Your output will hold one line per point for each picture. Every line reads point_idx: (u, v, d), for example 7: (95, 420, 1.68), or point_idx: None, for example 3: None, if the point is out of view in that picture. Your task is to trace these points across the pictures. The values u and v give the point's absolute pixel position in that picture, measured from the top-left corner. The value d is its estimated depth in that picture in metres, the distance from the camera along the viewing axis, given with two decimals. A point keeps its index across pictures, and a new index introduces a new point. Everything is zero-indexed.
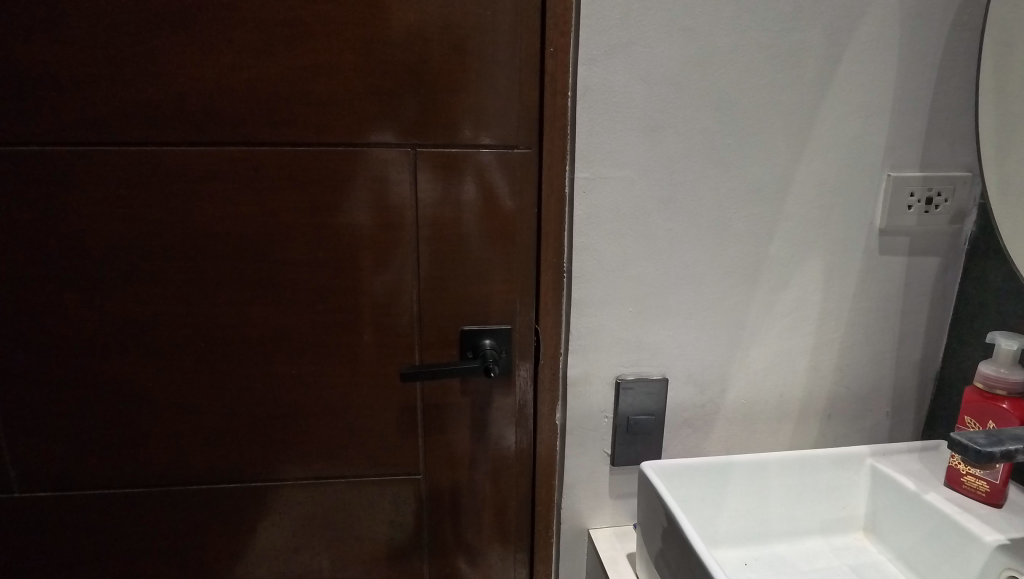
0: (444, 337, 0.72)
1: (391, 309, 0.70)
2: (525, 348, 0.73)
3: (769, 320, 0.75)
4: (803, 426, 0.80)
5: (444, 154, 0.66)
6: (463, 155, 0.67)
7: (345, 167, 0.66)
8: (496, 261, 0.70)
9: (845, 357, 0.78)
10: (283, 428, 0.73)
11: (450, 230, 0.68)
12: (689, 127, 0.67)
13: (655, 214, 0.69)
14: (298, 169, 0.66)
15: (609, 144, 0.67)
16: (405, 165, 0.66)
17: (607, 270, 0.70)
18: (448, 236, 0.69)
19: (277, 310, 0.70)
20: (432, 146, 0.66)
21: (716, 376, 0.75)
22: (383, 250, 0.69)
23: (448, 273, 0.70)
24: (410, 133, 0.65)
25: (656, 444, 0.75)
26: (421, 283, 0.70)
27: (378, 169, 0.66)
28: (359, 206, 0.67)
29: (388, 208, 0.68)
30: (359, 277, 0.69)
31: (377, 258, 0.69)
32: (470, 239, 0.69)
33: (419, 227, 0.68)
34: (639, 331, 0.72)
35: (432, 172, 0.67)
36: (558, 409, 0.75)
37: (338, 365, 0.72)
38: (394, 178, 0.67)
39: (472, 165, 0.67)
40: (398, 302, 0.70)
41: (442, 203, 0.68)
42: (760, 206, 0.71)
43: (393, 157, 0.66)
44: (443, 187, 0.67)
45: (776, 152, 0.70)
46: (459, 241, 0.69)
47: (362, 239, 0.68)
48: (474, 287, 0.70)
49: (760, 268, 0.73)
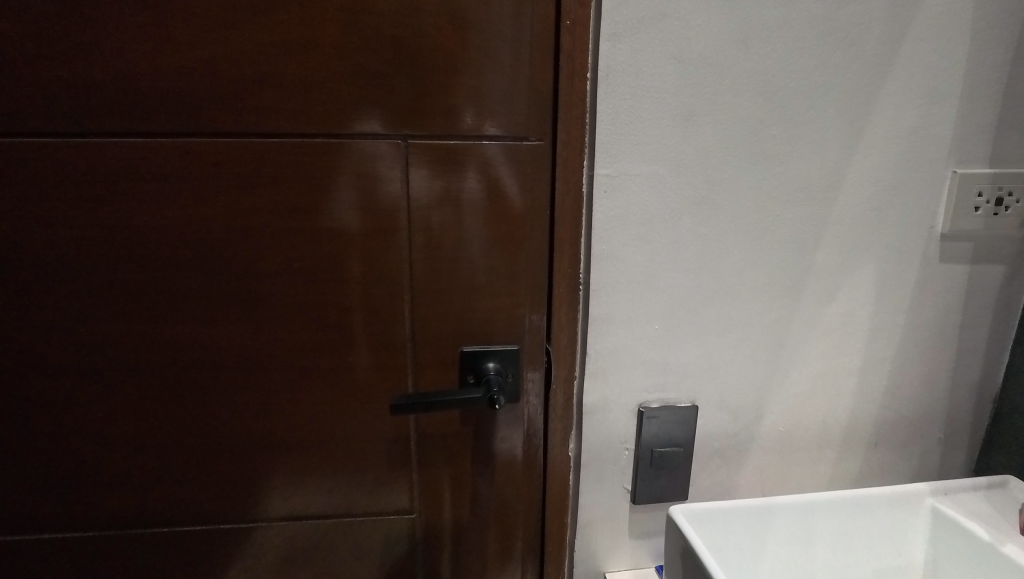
0: (442, 359, 0.62)
1: (380, 325, 0.61)
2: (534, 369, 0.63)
3: (813, 337, 0.65)
4: (846, 455, 0.71)
5: (443, 147, 0.56)
6: (464, 147, 0.57)
7: (326, 161, 0.56)
8: (502, 271, 0.60)
9: (895, 379, 0.69)
10: (256, 462, 0.64)
11: (451, 235, 0.59)
12: (729, 115, 0.57)
13: (685, 218, 0.59)
14: (269, 164, 0.56)
15: (635, 135, 0.57)
16: (399, 158, 0.56)
17: (630, 282, 0.60)
18: (448, 241, 0.59)
19: (247, 328, 0.60)
20: (428, 136, 0.56)
21: (751, 402, 0.66)
22: (373, 258, 0.59)
23: (446, 285, 0.60)
24: (400, 121, 0.55)
25: (683, 479, 0.66)
26: (417, 297, 0.60)
27: (369, 162, 0.56)
28: (346, 206, 0.57)
29: (377, 209, 0.58)
30: (344, 290, 0.60)
31: (365, 267, 0.59)
32: (471, 245, 0.59)
33: (415, 231, 0.58)
34: (666, 351, 0.63)
35: (430, 166, 0.57)
36: (572, 439, 0.65)
37: (320, 390, 0.62)
38: (387, 173, 0.57)
39: (475, 159, 0.57)
40: (389, 318, 0.61)
41: (442, 203, 0.58)
42: (806, 207, 0.61)
43: (386, 149, 0.56)
44: (442, 184, 0.57)
45: (828, 145, 0.60)
46: (460, 247, 0.59)
47: (349, 245, 0.58)
48: (477, 300, 0.61)
49: (804, 279, 0.63)
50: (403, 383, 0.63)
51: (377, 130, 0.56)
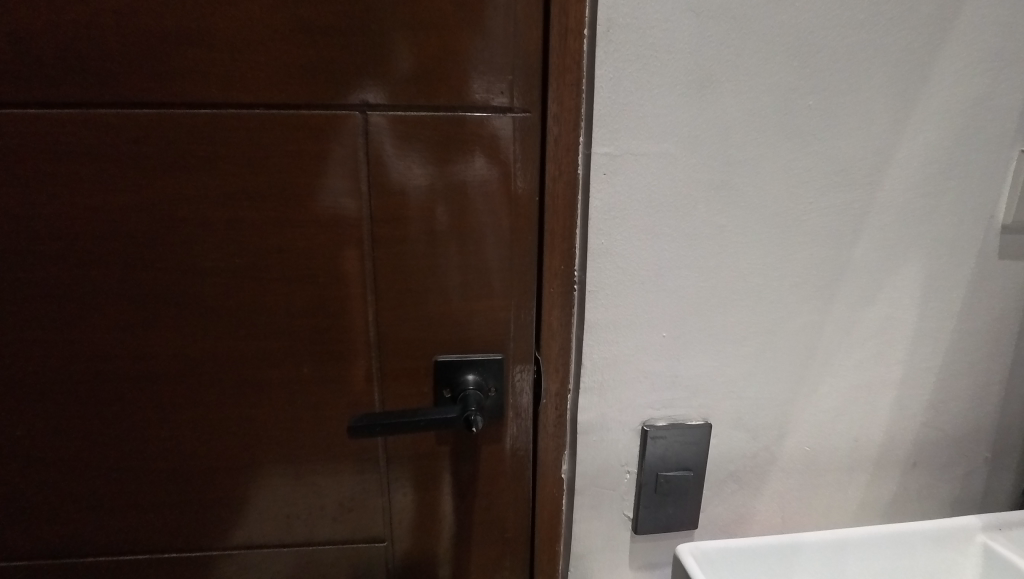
0: (414, 370, 0.53)
1: (352, 333, 0.52)
2: (522, 382, 0.54)
3: (847, 346, 0.56)
4: (878, 478, 0.62)
5: (439, 123, 0.47)
6: (460, 123, 0.47)
7: (285, 138, 0.47)
8: (494, 269, 0.51)
9: (939, 393, 0.60)
10: (201, 486, 0.55)
11: (448, 229, 0.50)
12: (756, 83, 0.47)
13: (703, 206, 0.50)
14: (224, 142, 0.47)
15: (640, 107, 0.47)
16: (393, 137, 0.47)
17: (635, 282, 0.51)
18: (448, 236, 0.50)
19: (187, 335, 0.51)
20: (416, 109, 0.47)
21: (773, 419, 0.57)
22: (352, 256, 0.50)
23: (431, 286, 0.51)
24: (357, 89, 0.46)
25: (692, 506, 0.58)
26: (405, 300, 0.51)
27: (364, 141, 0.47)
28: (322, 193, 0.48)
29: (354, 196, 0.49)
30: (316, 292, 0.51)
31: (342, 266, 0.50)
32: (462, 240, 0.50)
33: (405, 224, 0.49)
34: (675, 362, 0.54)
35: (430, 147, 0.48)
36: (565, 461, 0.57)
37: (273, 406, 0.54)
38: (380, 155, 0.48)
39: (468, 136, 0.48)
40: (367, 325, 0.52)
41: (440, 192, 0.49)
42: (847, 194, 0.52)
43: (379, 124, 0.47)
44: (442, 168, 0.48)
45: (875, 119, 0.50)
46: (454, 243, 0.50)
47: (327, 239, 0.50)
48: (466, 304, 0.52)
49: (840, 279, 0.54)
50: (369, 398, 0.54)
51: (328, 100, 0.46)
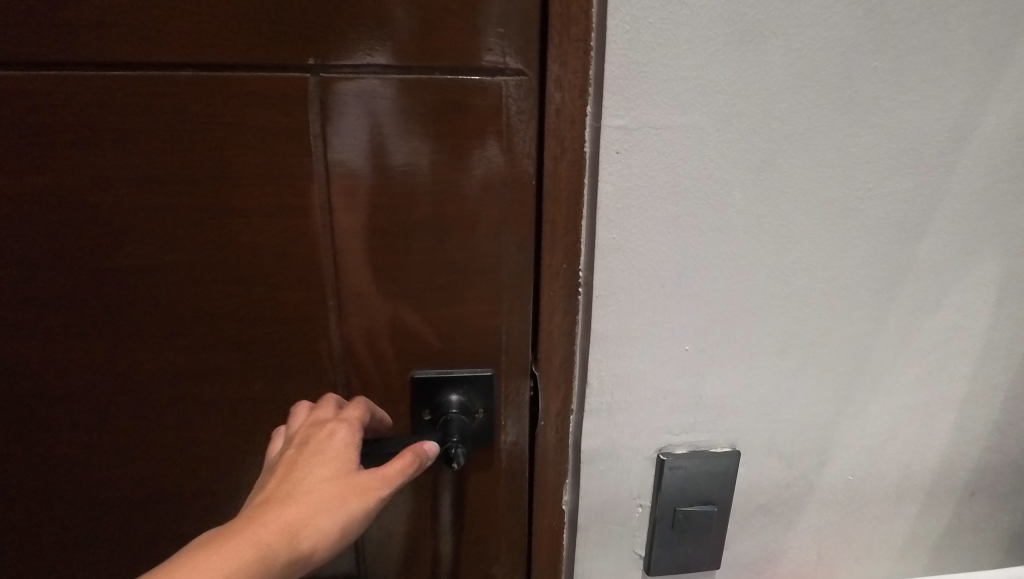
0: (387, 388, 0.45)
1: (326, 346, 0.43)
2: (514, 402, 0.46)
3: (903, 360, 0.47)
4: (930, 509, 0.53)
5: (440, 90, 0.38)
6: (465, 89, 0.38)
7: (230, 107, 0.38)
8: (493, 269, 0.42)
9: (1005, 413, 0.51)
10: (141, 519, 0.47)
11: (450, 223, 0.41)
12: (810, 39, 0.38)
13: (739, 193, 0.40)
14: (167, 112, 0.38)
15: (664, 67, 0.37)
16: (393, 106, 0.38)
17: (653, 285, 0.42)
18: (450, 231, 0.41)
19: (117, 346, 0.43)
20: (414, 71, 0.38)
21: (812, 445, 0.48)
22: (335, 255, 0.41)
23: (428, 289, 0.42)
24: (307, 45, 0.37)
25: (714, 543, 0.50)
26: (399, 308, 0.43)
27: (359, 111, 0.38)
28: (295, 175, 0.39)
29: (340, 180, 0.39)
30: (283, 297, 0.42)
31: (322, 266, 0.41)
32: (463, 235, 0.41)
33: (405, 216, 0.40)
34: (698, 381, 0.45)
35: (432, 120, 0.38)
36: (567, 492, 0.48)
37: (222, 431, 0.45)
38: (374, 128, 0.38)
39: (467, 106, 0.38)
40: (348, 337, 0.43)
41: (445, 176, 0.40)
42: (913, 179, 0.42)
43: (376, 89, 0.38)
44: (445, 146, 0.39)
45: (954, 87, 0.40)
46: (454, 237, 0.41)
47: (306, 233, 0.41)
48: (459, 311, 0.43)
49: (900, 282, 0.45)
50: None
51: (271, 58, 0.37)
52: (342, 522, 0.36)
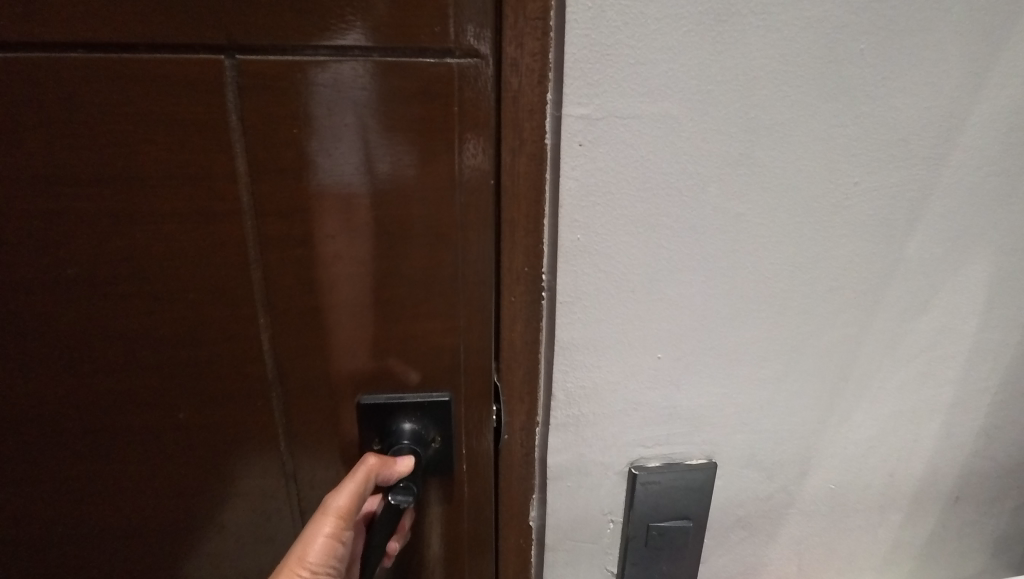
0: (333, 410, 0.41)
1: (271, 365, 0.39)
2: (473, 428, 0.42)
3: (889, 364, 0.44)
4: (915, 517, 0.51)
5: (403, 75, 0.33)
6: (428, 74, 0.33)
7: (148, 97, 0.33)
8: (457, 276, 0.38)
9: (994, 416, 0.49)
10: (71, 547, 0.43)
11: (415, 235, 0.36)
12: (792, 20, 0.34)
13: (715, 190, 0.37)
14: (75, 102, 0.33)
15: (632, 50, 0.33)
16: (370, 97, 0.33)
17: (623, 290, 0.38)
18: (413, 242, 0.37)
19: (30, 363, 0.38)
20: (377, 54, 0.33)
21: (793, 456, 0.46)
22: (290, 271, 0.37)
23: (393, 298, 0.38)
24: (226, 24, 0.32)
25: (691, 558, 0.47)
26: (356, 328, 0.38)
27: (322, 98, 0.33)
28: (238, 178, 0.35)
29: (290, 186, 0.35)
30: (223, 307, 0.38)
31: (279, 274, 0.37)
32: (427, 239, 0.37)
33: (377, 229, 0.36)
34: (672, 391, 0.42)
35: (400, 108, 0.34)
36: (534, 508, 0.45)
37: (152, 455, 0.41)
38: (346, 119, 0.34)
39: (428, 93, 0.34)
40: (296, 359, 0.39)
41: (414, 183, 0.35)
42: (903, 173, 0.39)
43: (345, 74, 0.33)
44: (416, 142, 0.34)
45: (946, 73, 0.37)
46: (421, 240, 0.37)
47: (251, 243, 0.36)
48: (419, 329, 0.39)
49: (887, 283, 0.42)
50: (280, 441, 0.41)
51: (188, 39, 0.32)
52: (305, 551, 0.38)
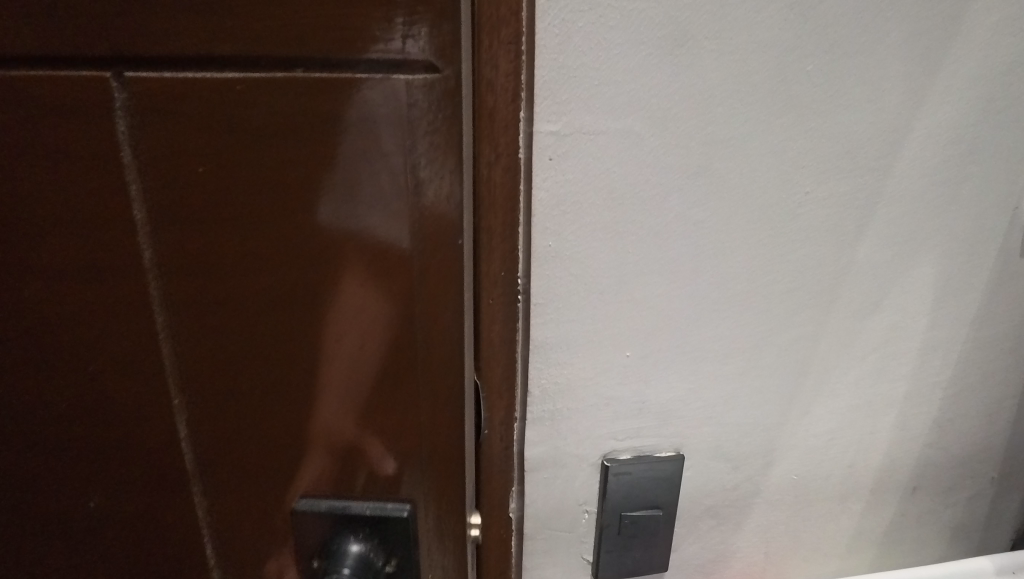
0: (277, 485, 0.34)
1: (207, 440, 0.33)
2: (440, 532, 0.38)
3: (845, 361, 0.47)
4: (874, 506, 0.54)
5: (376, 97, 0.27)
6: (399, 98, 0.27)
7: (53, 111, 0.28)
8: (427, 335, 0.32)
9: (946, 410, 0.52)
10: None
11: (370, 297, 0.31)
12: (743, 43, 0.37)
13: (676, 198, 0.40)
14: None
15: (597, 72, 0.36)
16: (335, 121, 0.27)
17: (592, 292, 0.41)
18: (372, 300, 0.31)
19: None
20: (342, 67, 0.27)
21: (757, 448, 0.49)
22: (225, 336, 0.31)
23: (353, 356, 0.32)
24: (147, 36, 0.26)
25: (662, 546, 0.50)
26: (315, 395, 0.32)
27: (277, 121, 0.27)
28: (169, 206, 0.29)
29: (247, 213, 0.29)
30: (149, 356, 0.32)
31: (222, 321, 0.31)
32: (392, 292, 0.31)
33: (338, 275, 0.30)
34: (642, 387, 0.45)
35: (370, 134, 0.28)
36: (514, 500, 0.46)
37: (62, 520, 0.35)
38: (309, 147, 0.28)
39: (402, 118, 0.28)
40: (239, 436, 0.33)
41: (375, 237, 0.30)
42: (850, 183, 0.42)
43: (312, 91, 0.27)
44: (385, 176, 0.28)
45: (888, 91, 0.40)
46: (388, 292, 0.31)
47: (189, 290, 0.30)
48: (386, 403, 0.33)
49: (840, 285, 0.45)
50: (214, 515, 0.35)
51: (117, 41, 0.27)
52: None
